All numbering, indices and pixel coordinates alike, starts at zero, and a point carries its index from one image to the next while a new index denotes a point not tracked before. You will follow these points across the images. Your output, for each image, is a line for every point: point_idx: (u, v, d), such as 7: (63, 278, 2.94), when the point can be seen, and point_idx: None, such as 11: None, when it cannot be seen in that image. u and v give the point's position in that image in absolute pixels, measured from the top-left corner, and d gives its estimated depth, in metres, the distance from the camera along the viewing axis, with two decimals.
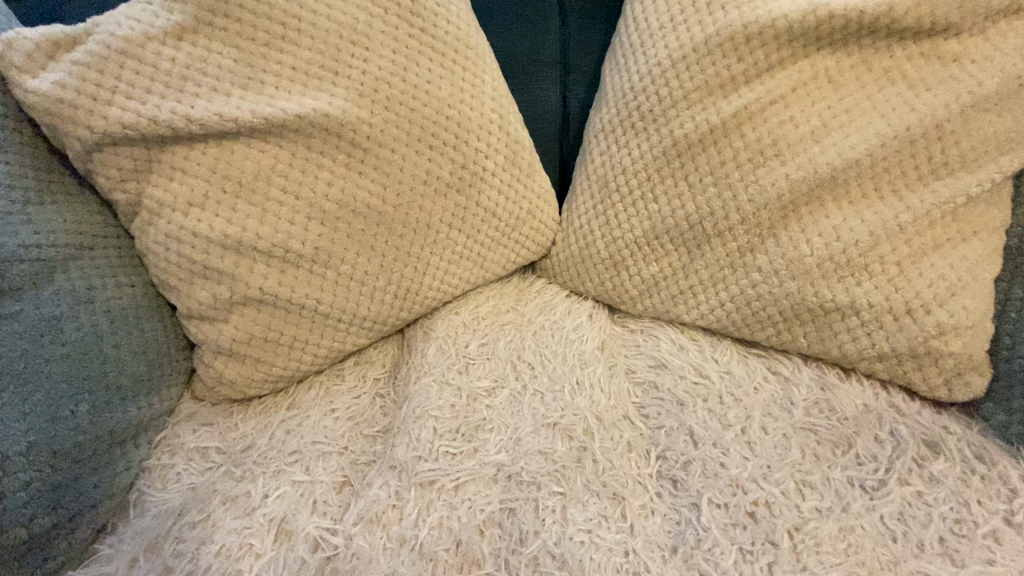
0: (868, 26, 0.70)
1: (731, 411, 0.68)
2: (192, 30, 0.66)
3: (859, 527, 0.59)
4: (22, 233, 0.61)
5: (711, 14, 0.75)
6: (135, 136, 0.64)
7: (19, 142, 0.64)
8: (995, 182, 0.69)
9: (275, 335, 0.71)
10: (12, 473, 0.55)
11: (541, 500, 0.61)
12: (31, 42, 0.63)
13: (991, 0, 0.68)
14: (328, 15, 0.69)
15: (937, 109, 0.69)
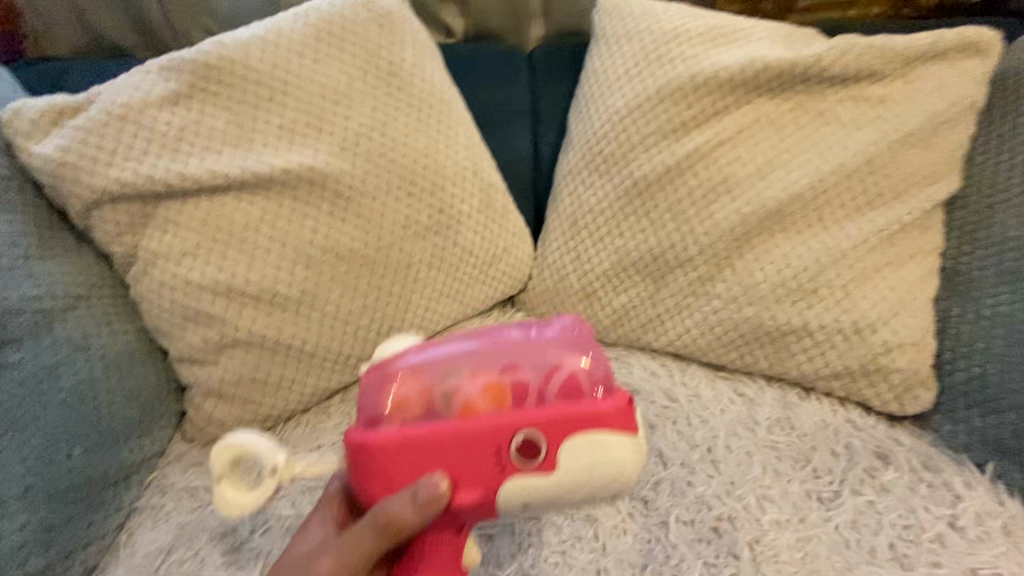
0: (800, 74, 0.78)
1: (698, 432, 0.72)
2: (186, 96, 0.72)
3: (816, 537, 0.63)
4: (24, 285, 0.65)
5: (661, 67, 0.83)
6: (132, 193, 0.69)
7: (23, 202, 0.69)
8: (924, 211, 0.76)
9: (263, 375, 0.74)
10: (10, 515, 0.58)
11: (518, 524, 0.65)
12: (39, 111, 0.69)
13: (906, 50, 0.77)
14: (312, 79, 0.76)
15: (867, 146, 0.76)
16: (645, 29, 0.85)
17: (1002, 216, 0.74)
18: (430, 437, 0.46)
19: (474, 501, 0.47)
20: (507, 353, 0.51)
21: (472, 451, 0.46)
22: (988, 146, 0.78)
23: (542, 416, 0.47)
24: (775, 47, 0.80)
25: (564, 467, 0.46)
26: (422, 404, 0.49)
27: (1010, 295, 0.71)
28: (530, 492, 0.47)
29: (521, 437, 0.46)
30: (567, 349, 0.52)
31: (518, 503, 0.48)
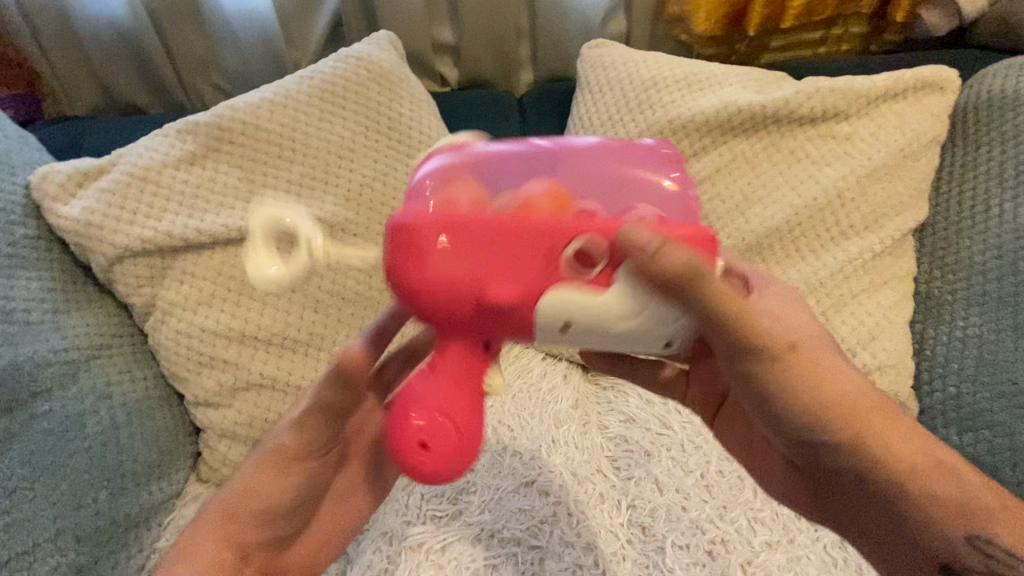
0: (771, 116, 0.83)
1: (692, 458, 0.75)
2: (201, 156, 0.78)
3: (805, 557, 0.67)
4: (52, 339, 0.69)
5: (642, 113, 0.89)
6: (152, 248, 0.74)
7: (50, 260, 0.73)
8: (895, 239, 0.80)
9: (274, 415, 0.77)
10: (42, 558, 0.62)
11: (521, 554, 0.68)
12: (65, 175, 0.74)
13: (868, 91, 0.82)
14: (318, 136, 0.82)
15: (837, 181, 0.81)
16: (625, 77, 0.92)
17: (968, 242, 0.79)
18: (503, 225, 0.44)
19: (511, 308, 0.44)
20: (594, 176, 0.50)
21: (523, 238, 0.44)
22: (952, 175, 0.83)
23: (593, 223, 0.44)
24: (746, 92, 0.86)
25: (618, 286, 0.45)
26: (479, 202, 0.45)
27: (979, 316, 0.75)
28: (574, 305, 0.44)
29: (578, 242, 0.44)
30: (665, 171, 0.51)
31: (558, 322, 0.45)
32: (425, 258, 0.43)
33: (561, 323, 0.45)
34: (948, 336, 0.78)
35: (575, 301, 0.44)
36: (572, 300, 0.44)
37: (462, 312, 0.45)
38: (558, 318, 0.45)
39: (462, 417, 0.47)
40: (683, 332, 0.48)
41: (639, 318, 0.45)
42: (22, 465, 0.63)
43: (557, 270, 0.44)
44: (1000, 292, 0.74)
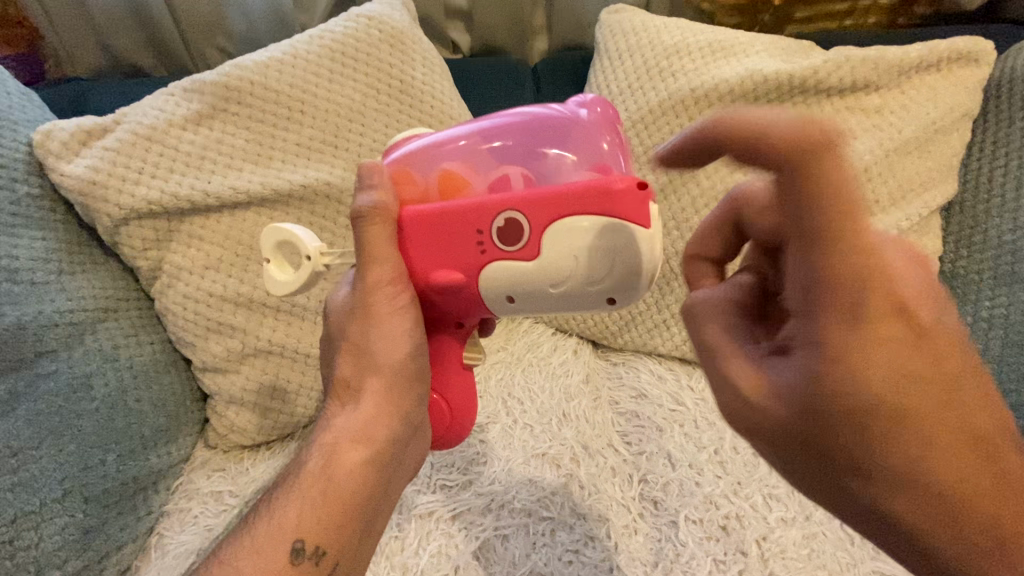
0: (798, 86, 0.80)
1: (705, 434, 0.74)
2: (208, 115, 0.75)
3: (821, 533, 0.66)
4: (57, 300, 0.68)
5: (663, 81, 0.85)
6: (158, 209, 0.72)
7: (55, 221, 0.72)
8: (923, 216, 0.78)
9: (282, 383, 0.76)
10: (49, 518, 0.61)
11: (532, 525, 0.67)
12: (68, 133, 0.72)
13: (901, 60, 0.79)
14: (327, 97, 0.79)
15: (864, 155, 0.78)
16: (645, 44, 0.88)
17: (997, 220, 0.76)
18: (432, 215, 0.49)
19: (460, 287, 0.50)
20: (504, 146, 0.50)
21: (444, 223, 0.48)
22: (982, 152, 0.81)
23: (520, 197, 0.46)
24: (772, 60, 0.83)
25: (549, 254, 0.46)
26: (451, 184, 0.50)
27: (1007, 296, 0.74)
28: (519, 280, 0.48)
29: (502, 218, 0.46)
30: (594, 131, 0.49)
31: (500, 295, 0.49)
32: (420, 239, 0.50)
33: (603, 297, 0.47)
34: (973, 316, 0.76)
35: (523, 279, 0.47)
36: (511, 275, 0.48)
37: (437, 298, 0.52)
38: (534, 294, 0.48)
39: (461, 401, 0.60)
40: (622, 289, 0.47)
41: (567, 284, 0.47)
42: (27, 425, 0.62)
43: (472, 253, 0.48)
44: None
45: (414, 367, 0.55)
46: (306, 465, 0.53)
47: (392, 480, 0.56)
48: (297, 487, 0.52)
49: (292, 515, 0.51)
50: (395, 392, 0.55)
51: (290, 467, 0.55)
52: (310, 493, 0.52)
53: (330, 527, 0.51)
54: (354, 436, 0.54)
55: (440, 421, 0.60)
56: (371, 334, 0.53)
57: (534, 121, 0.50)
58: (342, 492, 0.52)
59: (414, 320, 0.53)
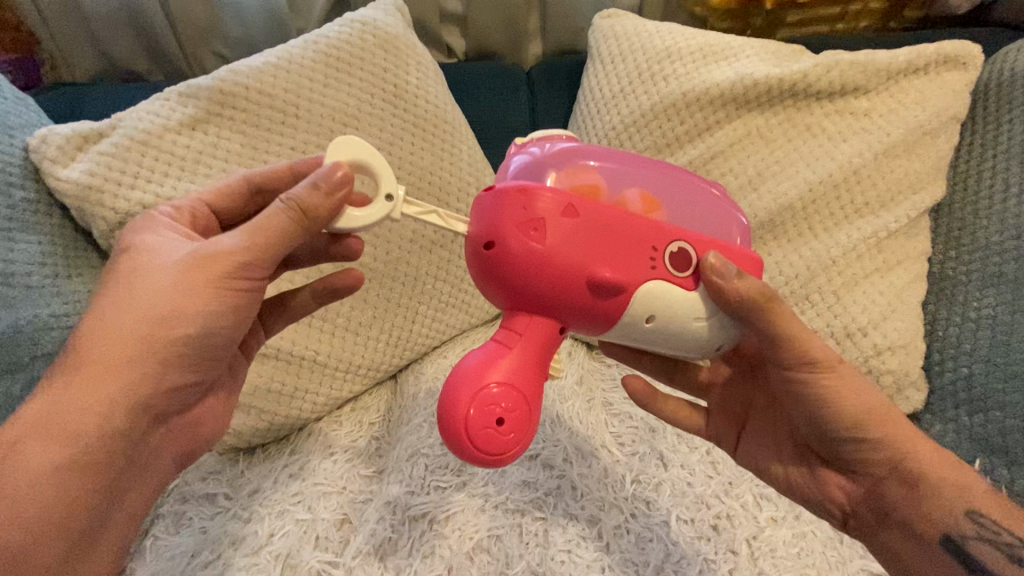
0: (788, 90, 0.81)
1: (697, 435, 0.74)
2: (204, 120, 0.76)
3: (811, 533, 0.67)
4: (53, 303, 0.68)
5: (655, 85, 0.86)
6: (154, 214, 0.72)
7: (50, 224, 0.72)
8: (912, 218, 0.79)
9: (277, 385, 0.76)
10: None
11: (525, 525, 0.68)
12: (64, 138, 0.72)
13: (889, 64, 0.80)
14: (323, 101, 0.80)
15: (853, 157, 0.79)
16: (638, 49, 0.89)
17: (985, 222, 0.77)
18: (613, 216, 0.50)
19: (616, 290, 0.49)
20: (650, 179, 0.56)
21: (630, 229, 0.50)
22: (970, 155, 0.81)
23: (692, 234, 0.52)
24: (763, 64, 0.84)
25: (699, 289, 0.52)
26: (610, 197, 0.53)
27: (994, 297, 0.74)
28: (662, 301, 0.50)
29: (676, 245, 0.51)
30: (719, 199, 0.59)
31: (642, 313, 0.50)
32: (612, 237, 0.49)
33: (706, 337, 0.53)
34: (962, 317, 0.77)
35: (662, 305, 0.50)
36: (659, 296, 0.50)
37: (576, 299, 0.49)
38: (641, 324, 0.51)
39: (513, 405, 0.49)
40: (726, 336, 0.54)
41: (695, 317, 0.52)
42: None
43: (630, 268, 0.49)
44: (1017, 274, 0.73)
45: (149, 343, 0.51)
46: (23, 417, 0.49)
47: (132, 480, 0.54)
48: (12, 435, 0.48)
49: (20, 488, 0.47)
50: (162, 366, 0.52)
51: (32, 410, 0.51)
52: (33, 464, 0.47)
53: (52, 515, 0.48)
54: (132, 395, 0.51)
55: (507, 430, 0.49)
56: (133, 298, 0.52)
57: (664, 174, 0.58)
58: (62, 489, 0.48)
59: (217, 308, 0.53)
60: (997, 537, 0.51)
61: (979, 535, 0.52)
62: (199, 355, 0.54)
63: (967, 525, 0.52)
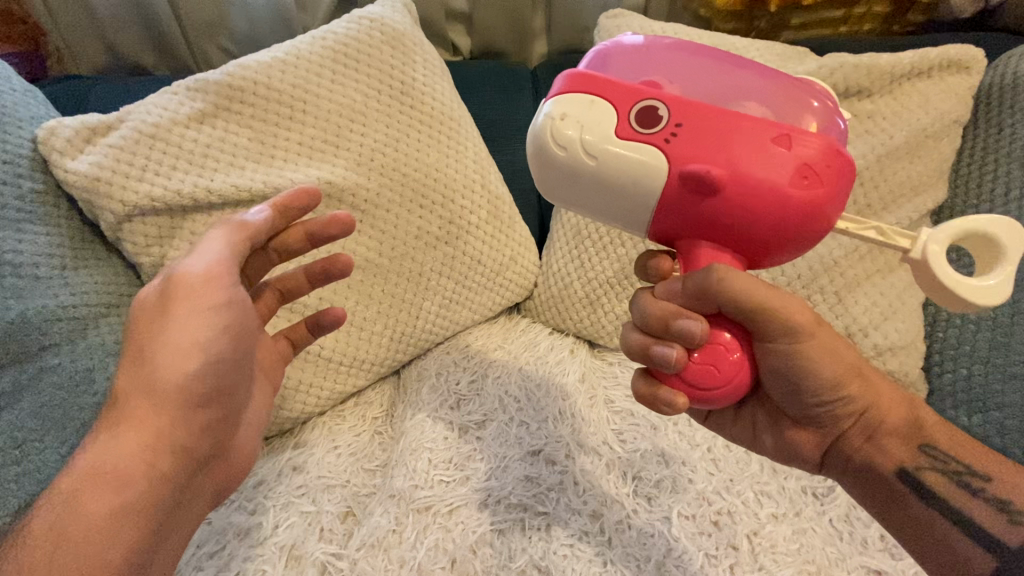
0: None
1: (699, 432, 0.75)
2: (211, 114, 0.76)
3: (811, 529, 0.67)
4: (60, 295, 0.69)
5: None
6: (161, 207, 0.73)
7: (58, 216, 0.73)
8: (913, 220, 0.80)
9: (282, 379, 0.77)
10: None
11: (527, 519, 0.68)
12: (73, 130, 0.73)
13: (894, 68, 0.80)
14: (330, 97, 0.80)
15: (856, 159, 0.80)
16: None
17: None
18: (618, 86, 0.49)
19: (696, 177, 0.46)
20: (702, 81, 0.51)
21: (729, 133, 0.47)
22: (972, 158, 0.82)
23: (682, 103, 0.48)
24: (768, 65, 0.84)
25: (653, 151, 0.47)
26: (630, 71, 0.52)
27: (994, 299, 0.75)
28: (621, 155, 0.48)
29: (660, 105, 0.48)
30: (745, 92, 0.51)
31: (617, 151, 0.48)
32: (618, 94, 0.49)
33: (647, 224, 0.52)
34: (962, 318, 0.77)
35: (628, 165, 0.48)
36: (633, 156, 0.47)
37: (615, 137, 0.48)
38: (623, 188, 0.49)
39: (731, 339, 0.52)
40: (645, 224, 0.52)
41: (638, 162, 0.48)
42: (32, 417, 0.64)
43: (799, 148, 0.47)
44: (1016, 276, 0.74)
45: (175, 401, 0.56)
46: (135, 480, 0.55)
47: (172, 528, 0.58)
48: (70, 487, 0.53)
49: (56, 511, 0.52)
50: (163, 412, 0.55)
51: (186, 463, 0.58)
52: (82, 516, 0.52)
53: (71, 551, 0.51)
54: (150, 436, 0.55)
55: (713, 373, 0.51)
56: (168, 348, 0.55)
57: (603, 72, 0.52)
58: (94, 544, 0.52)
59: (211, 327, 0.56)
60: (947, 465, 0.57)
61: (932, 466, 0.58)
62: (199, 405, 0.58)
63: (922, 460, 0.58)
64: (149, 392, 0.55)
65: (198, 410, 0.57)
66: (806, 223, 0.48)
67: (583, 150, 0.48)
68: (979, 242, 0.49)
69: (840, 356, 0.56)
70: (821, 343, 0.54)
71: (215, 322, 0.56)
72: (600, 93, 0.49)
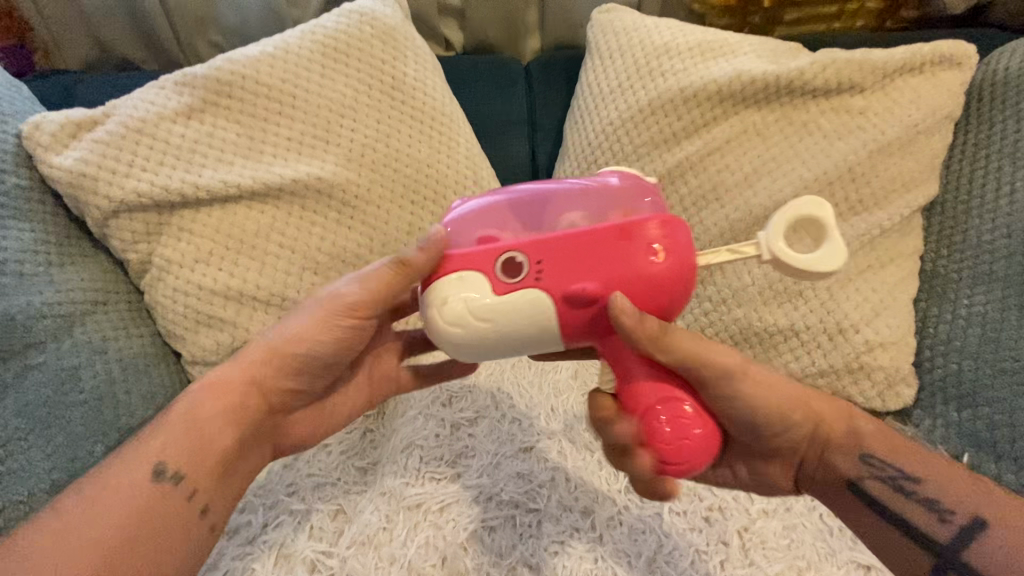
0: (785, 88, 0.81)
1: None
2: (199, 109, 0.75)
3: (801, 525, 0.67)
4: (45, 292, 0.68)
5: (653, 80, 0.86)
6: (148, 202, 0.72)
7: (43, 213, 0.72)
8: (905, 216, 0.80)
9: None
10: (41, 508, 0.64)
11: (519, 516, 0.68)
12: (57, 125, 0.72)
13: (886, 63, 0.80)
14: (319, 93, 0.80)
15: (848, 154, 0.80)
16: (637, 44, 0.89)
17: (976, 220, 0.78)
18: (477, 258, 0.51)
19: (582, 300, 0.50)
20: (526, 202, 0.55)
21: (590, 246, 0.50)
22: (964, 154, 0.82)
23: (527, 241, 0.50)
24: (760, 61, 0.84)
25: (518, 292, 0.50)
26: (476, 226, 0.55)
27: (985, 295, 0.75)
28: (498, 318, 0.50)
29: (513, 256, 0.50)
30: (575, 195, 0.55)
31: (491, 311, 0.49)
32: (487, 271, 0.50)
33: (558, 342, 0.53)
34: (952, 314, 0.77)
35: (511, 313, 0.50)
36: (527, 305, 0.50)
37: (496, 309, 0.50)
38: (517, 331, 0.51)
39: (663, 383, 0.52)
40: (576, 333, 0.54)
41: (521, 299, 0.50)
42: (17, 416, 0.64)
43: (642, 233, 0.50)
44: (1007, 271, 0.74)
45: (298, 362, 0.65)
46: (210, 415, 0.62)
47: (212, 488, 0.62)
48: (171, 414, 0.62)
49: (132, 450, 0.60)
50: (273, 370, 0.65)
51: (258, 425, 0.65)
52: (171, 433, 0.61)
53: (107, 559, 0.53)
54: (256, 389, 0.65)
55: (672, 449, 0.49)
56: (322, 333, 0.64)
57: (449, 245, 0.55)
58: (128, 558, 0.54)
59: (329, 336, 0.64)
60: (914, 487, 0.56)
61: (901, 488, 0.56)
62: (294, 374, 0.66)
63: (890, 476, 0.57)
64: (269, 355, 0.65)
65: (286, 380, 0.66)
66: (678, 286, 0.51)
67: (472, 320, 0.50)
68: (811, 224, 0.51)
69: (808, 404, 0.58)
70: (781, 397, 0.56)
71: (340, 332, 0.65)
72: (462, 265, 0.51)
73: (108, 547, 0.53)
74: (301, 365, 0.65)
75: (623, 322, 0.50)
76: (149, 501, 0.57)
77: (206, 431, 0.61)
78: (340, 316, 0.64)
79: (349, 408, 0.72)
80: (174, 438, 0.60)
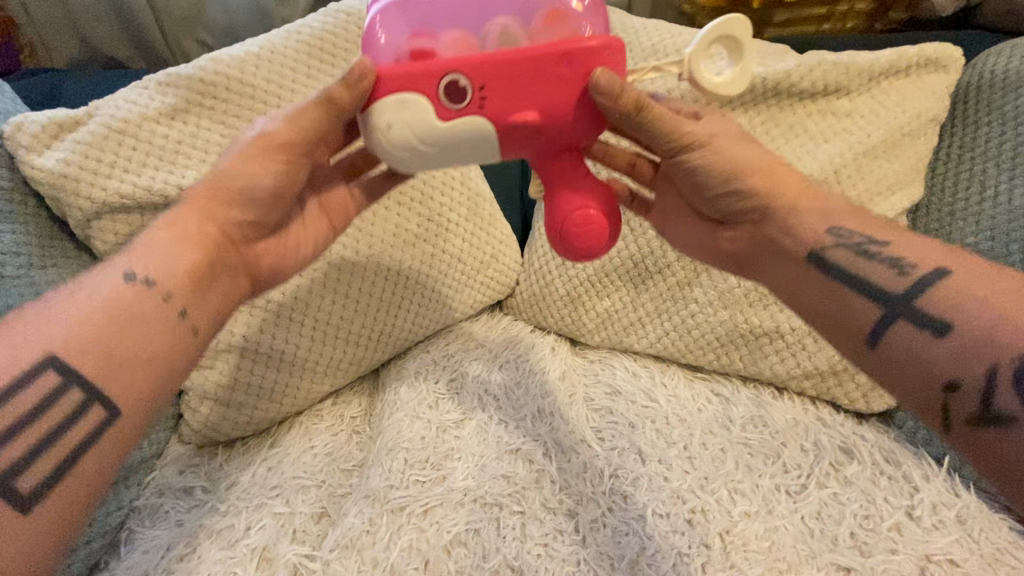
0: (772, 89, 0.81)
1: (675, 430, 0.76)
2: (183, 110, 0.75)
3: (783, 527, 0.68)
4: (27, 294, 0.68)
5: (640, 82, 0.86)
6: (131, 204, 0.71)
7: (24, 213, 0.71)
8: (890, 219, 0.80)
9: (257, 379, 0.76)
10: None
11: (503, 518, 0.68)
12: (40, 125, 0.71)
13: (872, 66, 0.80)
14: (305, 94, 0.79)
15: (834, 157, 0.80)
16: (625, 46, 0.89)
17: (960, 223, 0.79)
18: (406, 72, 0.51)
19: (524, 122, 0.52)
20: (444, 5, 0.55)
21: (520, 93, 0.51)
22: (948, 157, 0.83)
23: (459, 60, 0.51)
24: None
25: (455, 114, 0.51)
26: (395, 31, 0.55)
27: None
28: (438, 127, 0.52)
29: (449, 77, 0.51)
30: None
31: (425, 116, 0.51)
32: (415, 79, 0.51)
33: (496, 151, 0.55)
34: None
35: (449, 122, 0.52)
36: (465, 136, 0.52)
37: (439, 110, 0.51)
38: (464, 126, 0.52)
39: (604, 202, 0.58)
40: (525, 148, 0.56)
41: (450, 123, 0.52)
42: None
43: (562, 70, 0.51)
44: None
45: (246, 190, 0.60)
46: (135, 307, 0.54)
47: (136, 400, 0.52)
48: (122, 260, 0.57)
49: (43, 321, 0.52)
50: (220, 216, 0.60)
51: (213, 240, 0.59)
52: (73, 315, 0.52)
53: (108, 360, 0.51)
54: (206, 213, 0.60)
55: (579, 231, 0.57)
56: (263, 168, 0.59)
57: (369, 47, 0.56)
58: (124, 345, 0.52)
59: (269, 164, 0.59)
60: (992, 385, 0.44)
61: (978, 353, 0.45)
62: (246, 208, 0.61)
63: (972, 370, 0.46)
64: (218, 179, 0.60)
65: (240, 216, 0.61)
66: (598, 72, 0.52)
67: (415, 136, 0.52)
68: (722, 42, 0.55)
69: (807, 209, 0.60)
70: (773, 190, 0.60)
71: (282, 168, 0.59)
72: (401, 83, 0.51)
73: (100, 336, 0.51)
74: (244, 197, 0.60)
75: (599, 102, 0.52)
76: (129, 298, 0.54)
77: (130, 320, 0.53)
78: (269, 153, 0.59)
79: (308, 247, 0.67)
80: (86, 312, 0.52)
